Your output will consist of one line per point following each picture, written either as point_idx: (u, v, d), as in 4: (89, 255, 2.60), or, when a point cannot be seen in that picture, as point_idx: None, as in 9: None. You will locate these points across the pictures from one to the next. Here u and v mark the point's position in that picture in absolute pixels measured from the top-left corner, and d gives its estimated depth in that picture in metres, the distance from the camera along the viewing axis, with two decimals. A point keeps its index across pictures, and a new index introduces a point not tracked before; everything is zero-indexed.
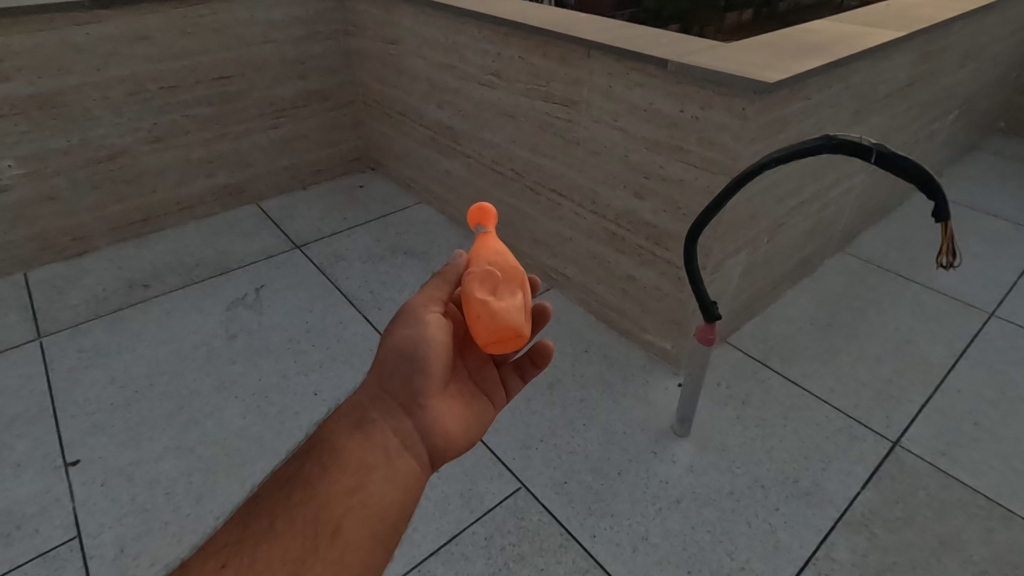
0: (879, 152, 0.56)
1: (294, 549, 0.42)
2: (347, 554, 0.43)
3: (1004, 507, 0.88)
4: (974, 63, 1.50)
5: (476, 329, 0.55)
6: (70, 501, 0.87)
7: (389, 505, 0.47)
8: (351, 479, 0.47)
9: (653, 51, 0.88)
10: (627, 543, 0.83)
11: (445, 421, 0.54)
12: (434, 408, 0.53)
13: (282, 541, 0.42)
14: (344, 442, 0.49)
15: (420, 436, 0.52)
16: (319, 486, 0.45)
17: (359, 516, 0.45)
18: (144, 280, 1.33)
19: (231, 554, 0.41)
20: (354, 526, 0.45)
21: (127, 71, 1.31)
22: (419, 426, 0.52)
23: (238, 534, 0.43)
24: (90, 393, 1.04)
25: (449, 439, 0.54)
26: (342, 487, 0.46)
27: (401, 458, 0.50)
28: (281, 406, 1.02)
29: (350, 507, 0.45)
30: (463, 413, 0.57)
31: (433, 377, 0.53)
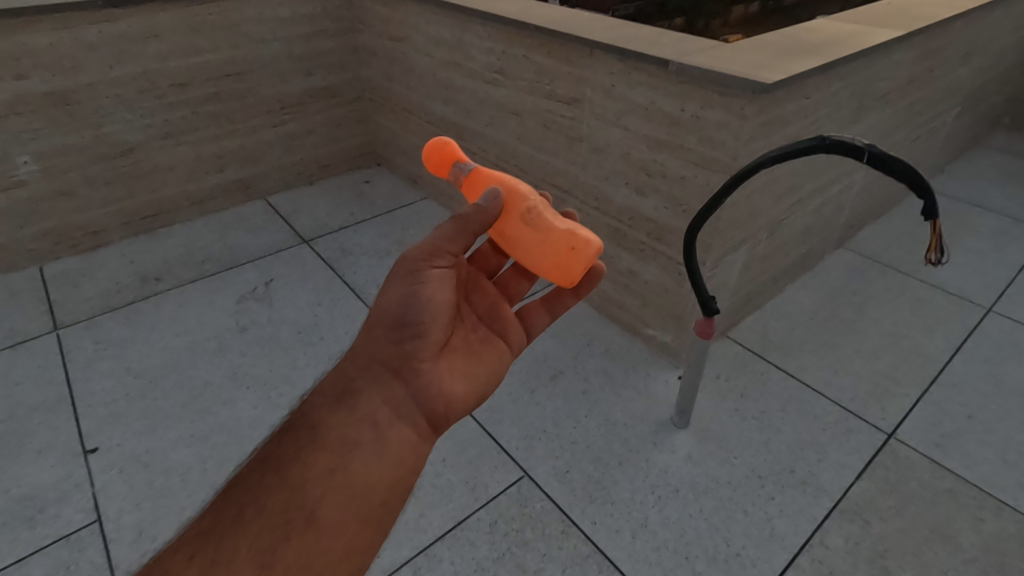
0: (871, 153, 0.58)
1: (265, 539, 0.46)
2: (323, 536, 0.48)
3: (995, 498, 0.91)
4: (976, 60, 1.51)
5: (576, 262, 0.60)
6: (90, 486, 0.90)
7: (372, 479, 0.52)
8: (331, 458, 0.51)
9: (654, 50, 0.89)
10: (626, 530, 0.85)
11: (442, 382, 0.59)
12: (428, 371, 0.58)
13: (253, 530, 0.47)
14: (330, 417, 0.54)
15: (413, 401, 0.57)
16: (298, 467, 0.50)
17: (337, 497, 0.50)
18: (156, 274, 1.36)
19: (223, 522, 0.47)
20: (329, 510, 0.49)
21: (138, 68, 1.34)
22: (411, 391, 0.57)
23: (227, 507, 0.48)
24: (106, 383, 1.08)
25: (446, 400, 0.59)
26: (329, 460, 0.51)
27: (389, 429, 0.55)
28: (292, 396, 1.06)
29: (326, 490, 0.50)
30: (466, 368, 0.61)
31: (426, 341, 0.58)
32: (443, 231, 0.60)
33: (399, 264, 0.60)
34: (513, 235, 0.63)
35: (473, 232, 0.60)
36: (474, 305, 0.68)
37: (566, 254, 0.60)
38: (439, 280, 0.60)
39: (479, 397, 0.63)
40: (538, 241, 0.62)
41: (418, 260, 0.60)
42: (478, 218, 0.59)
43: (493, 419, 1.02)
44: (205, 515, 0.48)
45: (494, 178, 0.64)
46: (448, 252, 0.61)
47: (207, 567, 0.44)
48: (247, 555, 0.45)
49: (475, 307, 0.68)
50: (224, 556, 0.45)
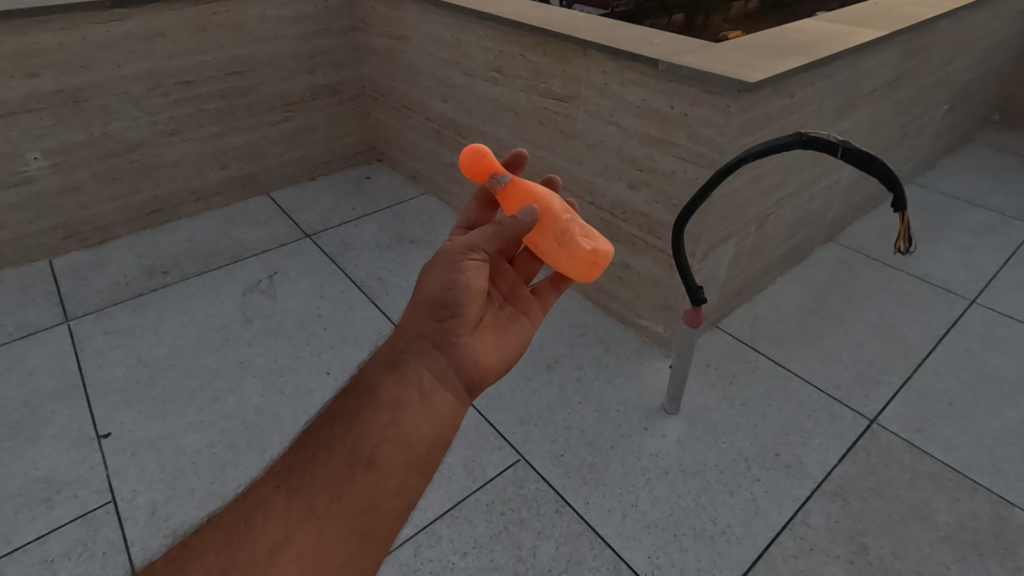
0: (844, 148, 0.62)
1: (335, 474, 0.50)
2: (382, 478, 0.51)
3: (972, 479, 0.95)
4: (962, 58, 1.54)
5: (595, 275, 0.64)
6: (104, 469, 0.94)
7: (421, 436, 0.54)
8: (385, 415, 0.54)
9: (645, 50, 0.93)
10: (618, 509, 0.89)
11: (479, 353, 0.60)
12: (465, 344, 0.59)
13: (324, 468, 0.50)
14: (381, 382, 0.56)
15: (454, 370, 0.58)
16: (357, 420, 0.53)
17: (392, 447, 0.52)
18: (164, 267, 1.40)
19: (284, 477, 0.50)
20: (386, 455, 0.52)
21: (145, 67, 1.37)
22: (452, 361, 0.58)
23: (287, 463, 0.51)
24: (117, 372, 1.11)
25: (483, 367, 0.60)
26: (378, 423, 0.53)
27: (434, 393, 0.56)
28: (296, 384, 1.10)
29: (383, 439, 0.52)
30: (497, 342, 0.63)
31: (465, 317, 0.59)
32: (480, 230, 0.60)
33: (439, 255, 0.60)
34: (539, 242, 0.66)
35: (508, 236, 0.61)
36: (499, 286, 0.68)
37: (589, 267, 0.64)
38: (477, 267, 0.60)
39: (510, 364, 0.65)
40: (563, 255, 0.64)
41: (456, 250, 0.60)
42: (513, 228, 0.60)
43: (491, 406, 1.05)
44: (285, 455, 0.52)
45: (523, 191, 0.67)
46: (484, 248, 0.61)
47: (290, 495, 0.49)
48: (320, 487, 0.49)
49: (500, 287, 0.68)
50: (302, 486, 0.49)
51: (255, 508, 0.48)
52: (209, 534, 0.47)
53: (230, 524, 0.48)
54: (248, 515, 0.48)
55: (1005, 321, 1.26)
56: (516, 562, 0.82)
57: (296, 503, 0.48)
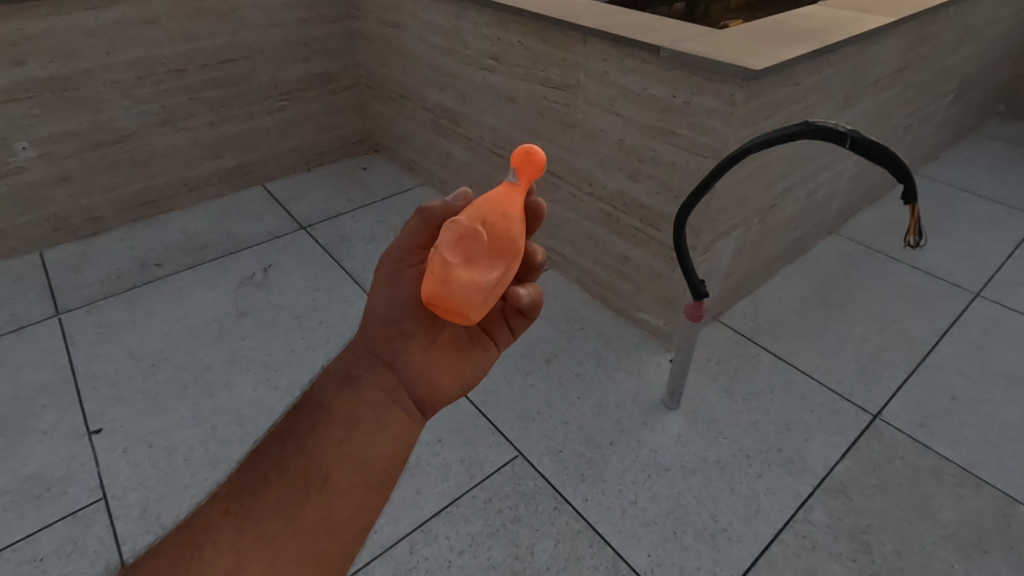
0: (853, 138, 0.60)
1: (285, 496, 0.50)
2: (337, 499, 0.51)
3: (975, 476, 0.93)
4: (969, 47, 1.52)
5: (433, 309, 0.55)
6: (95, 465, 0.93)
7: (376, 454, 0.55)
8: (339, 432, 0.54)
9: (647, 37, 0.90)
10: (617, 507, 0.88)
11: (435, 369, 0.60)
12: (420, 360, 0.59)
13: (278, 488, 0.51)
14: (335, 398, 0.57)
15: (408, 388, 0.59)
16: (309, 439, 0.54)
17: (347, 465, 0.53)
18: (156, 260, 1.38)
19: (232, 501, 0.51)
20: (340, 475, 0.52)
21: (135, 54, 1.34)
22: (405, 378, 0.59)
23: (239, 483, 0.52)
24: (109, 366, 1.10)
25: (440, 385, 0.60)
26: (331, 439, 0.54)
27: (389, 411, 0.57)
28: (291, 378, 1.08)
29: (337, 458, 0.53)
30: (457, 357, 0.62)
31: (416, 334, 0.59)
32: (412, 227, 0.58)
33: (381, 265, 0.60)
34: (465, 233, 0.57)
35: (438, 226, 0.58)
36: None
37: (435, 282, 0.53)
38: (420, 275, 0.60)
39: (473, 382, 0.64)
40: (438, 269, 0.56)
41: (394, 256, 0.59)
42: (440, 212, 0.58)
43: (488, 401, 1.04)
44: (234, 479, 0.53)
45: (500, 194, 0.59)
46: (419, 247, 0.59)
47: (239, 518, 0.49)
48: (273, 509, 0.50)
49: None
50: (252, 510, 0.50)
51: (206, 530, 0.49)
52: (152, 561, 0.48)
53: (179, 549, 0.48)
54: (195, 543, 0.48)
55: (1009, 315, 1.25)
56: (513, 561, 0.81)
57: (247, 528, 0.49)
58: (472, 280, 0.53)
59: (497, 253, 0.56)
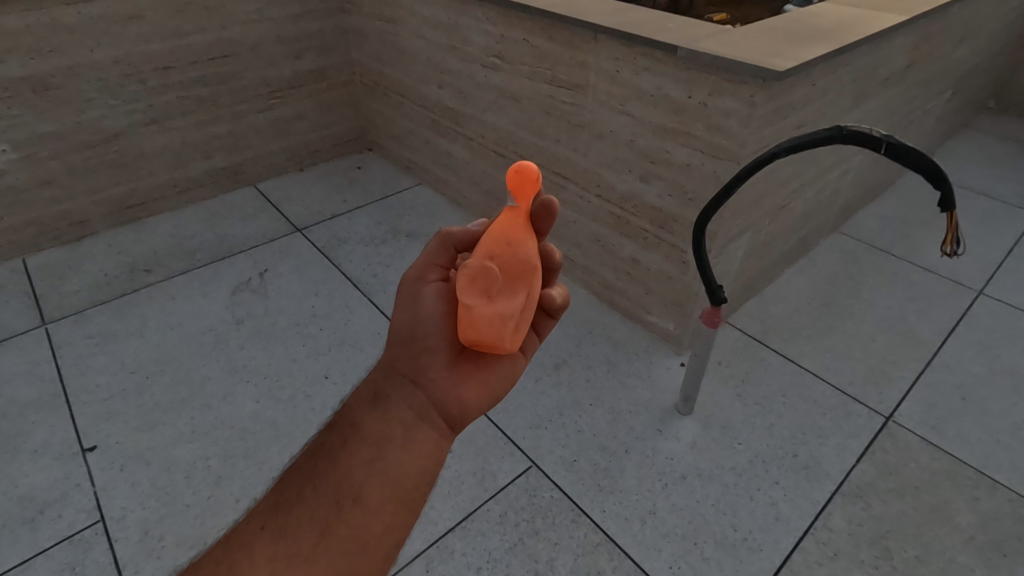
0: (888, 143, 0.58)
1: (319, 513, 0.50)
2: (370, 516, 0.51)
3: (990, 478, 0.93)
4: (968, 44, 1.52)
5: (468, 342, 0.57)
6: (90, 485, 0.89)
7: (406, 471, 0.54)
8: (370, 449, 0.54)
9: (661, 35, 0.88)
10: (635, 517, 0.86)
11: (460, 386, 0.58)
12: (444, 379, 0.58)
13: (312, 504, 0.50)
14: (364, 415, 0.56)
15: (435, 405, 0.57)
16: (340, 455, 0.53)
17: (379, 482, 0.52)
18: (146, 265, 1.33)
19: (268, 518, 0.50)
20: (372, 493, 0.52)
21: (120, 51, 1.28)
22: (432, 395, 0.57)
23: (273, 501, 0.51)
24: (101, 379, 1.05)
25: (466, 401, 0.58)
26: (362, 456, 0.53)
27: (418, 427, 0.56)
28: (293, 389, 1.04)
29: (369, 475, 0.52)
30: (484, 375, 0.60)
31: (439, 351, 0.58)
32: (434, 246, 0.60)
33: (401, 283, 0.60)
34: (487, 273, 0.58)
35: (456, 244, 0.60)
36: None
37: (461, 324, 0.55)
38: (443, 294, 0.59)
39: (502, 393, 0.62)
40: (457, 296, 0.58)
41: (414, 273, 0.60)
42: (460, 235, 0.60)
43: (498, 409, 1.02)
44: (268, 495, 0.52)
45: (507, 216, 0.59)
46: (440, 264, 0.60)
47: (274, 536, 0.49)
48: (307, 526, 0.49)
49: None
50: (287, 527, 0.49)
51: (242, 547, 0.48)
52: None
53: (216, 567, 0.48)
54: (232, 559, 0.48)
55: (1013, 313, 1.25)
56: None
57: (282, 548, 0.48)
58: (495, 315, 0.54)
59: (513, 278, 0.57)
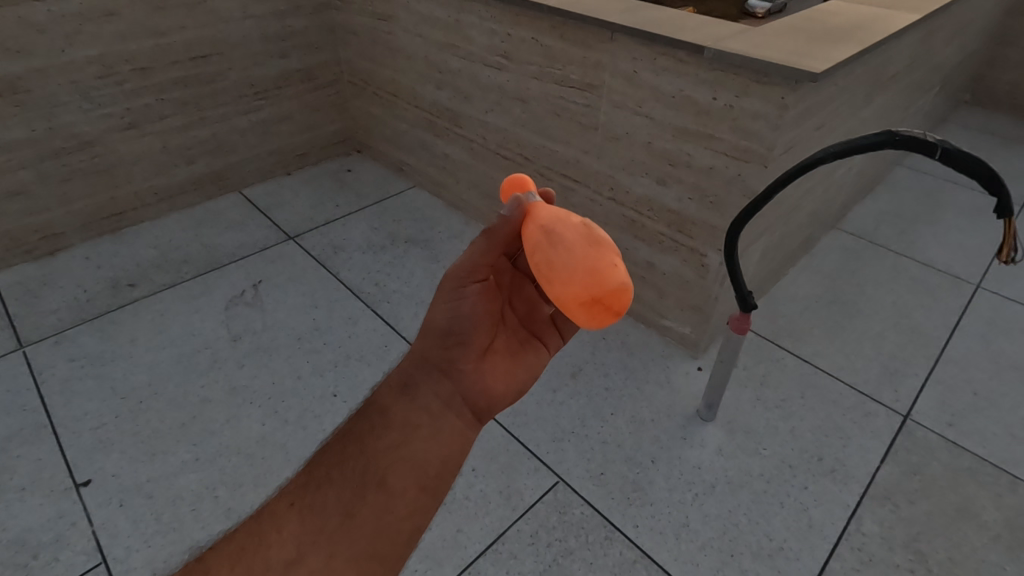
0: (944, 149, 0.56)
1: (345, 494, 0.51)
2: (394, 500, 0.52)
3: (1010, 473, 0.94)
4: (957, 40, 1.54)
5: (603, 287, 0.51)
6: (88, 524, 0.82)
7: (430, 459, 0.55)
8: (396, 435, 0.54)
9: (685, 35, 0.85)
10: (669, 531, 0.84)
11: (487, 380, 0.59)
12: (473, 372, 0.58)
13: (338, 485, 0.51)
14: (392, 402, 0.56)
15: (462, 397, 0.58)
16: (368, 440, 0.54)
17: (404, 468, 0.53)
18: (130, 279, 1.25)
19: (298, 494, 0.51)
20: (396, 479, 0.53)
21: (95, 51, 1.20)
22: (459, 387, 0.58)
23: (303, 478, 0.52)
24: (90, 406, 0.98)
25: (491, 395, 0.59)
26: (388, 443, 0.54)
27: (444, 417, 0.57)
28: (301, 410, 0.99)
29: (394, 461, 0.53)
30: (507, 369, 0.61)
31: (470, 345, 0.58)
32: (480, 246, 0.58)
33: (442, 278, 0.59)
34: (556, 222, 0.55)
35: (500, 240, 0.57)
36: (513, 310, 0.65)
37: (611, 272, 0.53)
38: (480, 291, 0.59)
39: (523, 389, 0.63)
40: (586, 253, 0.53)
41: (458, 273, 0.59)
42: (506, 229, 0.57)
43: (518, 423, 0.98)
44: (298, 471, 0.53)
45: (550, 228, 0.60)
46: (484, 266, 0.58)
47: (302, 513, 0.50)
48: (334, 506, 0.51)
49: (515, 312, 0.65)
50: (314, 505, 0.51)
51: (273, 521, 0.50)
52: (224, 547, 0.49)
53: (247, 537, 0.49)
54: (262, 531, 0.49)
55: (1012, 305, 1.27)
56: None
57: (310, 523, 0.50)
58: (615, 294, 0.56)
59: None
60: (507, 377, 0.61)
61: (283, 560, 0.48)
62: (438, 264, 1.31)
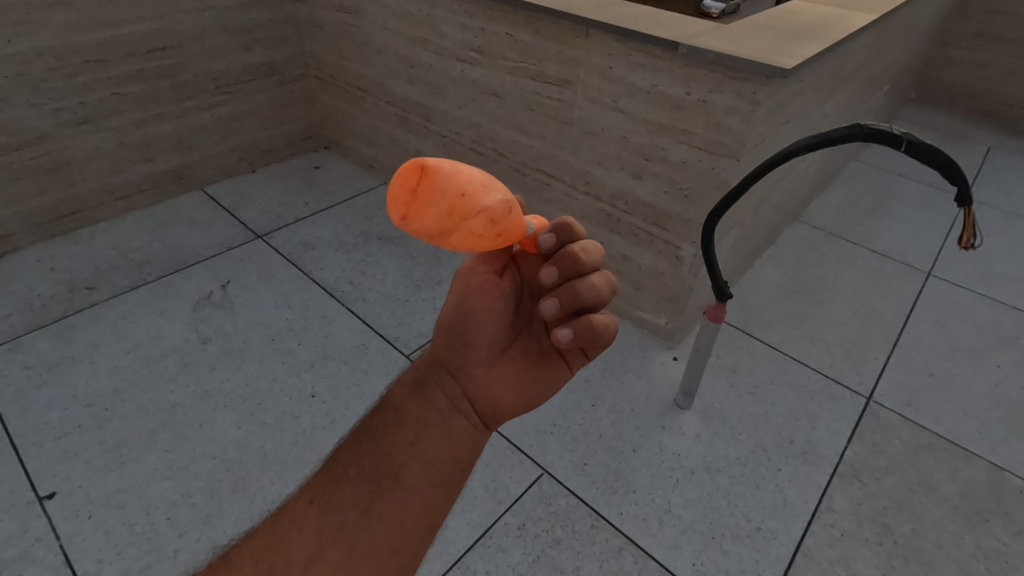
0: (909, 142, 0.59)
1: (362, 492, 0.51)
2: (409, 496, 0.52)
3: (965, 448, 1.00)
4: (904, 41, 1.62)
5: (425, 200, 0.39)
6: (54, 538, 0.79)
7: (441, 459, 0.53)
8: (408, 435, 0.54)
9: (659, 31, 0.87)
10: (653, 517, 0.86)
11: (498, 385, 0.55)
12: (483, 375, 0.55)
13: (356, 483, 0.51)
14: (405, 402, 0.55)
15: (470, 400, 0.55)
16: (383, 438, 0.53)
17: (416, 467, 0.53)
18: (88, 282, 1.19)
19: (317, 492, 0.52)
20: (411, 475, 0.52)
21: (44, 42, 1.13)
22: (468, 389, 0.55)
23: (323, 476, 0.53)
24: (51, 416, 0.93)
25: (502, 400, 0.55)
26: (400, 442, 0.53)
27: (453, 419, 0.55)
28: (278, 411, 0.96)
29: (406, 459, 0.53)
30: (524, 377, 0.56)
31: (479, 347, 0.55)
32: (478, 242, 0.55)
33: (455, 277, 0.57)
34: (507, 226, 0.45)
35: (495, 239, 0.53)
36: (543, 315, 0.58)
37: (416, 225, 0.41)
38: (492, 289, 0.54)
39: (541, 400, 0.58)
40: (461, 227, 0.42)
41: (462, 275, 0.56)
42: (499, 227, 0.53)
43: None
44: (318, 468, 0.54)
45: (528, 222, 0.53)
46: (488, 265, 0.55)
47: (323, 509, 0.50)
48: (352, 503, 0.51)
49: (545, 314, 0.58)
50: (334, 500, 0.51)
51: (294, 518, 0.50)
52: (249, 541, 0.50)
53: (268, 536, 0.49)
54: (282, 528, 0.49)
55: (961, 291, 1.35)
56: None
57: (331, 520, 0.50)
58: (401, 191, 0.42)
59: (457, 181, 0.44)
60: (519, 387, 0.56)
61: (307, 552, 0.48)
62: (413, 261, 1.30)
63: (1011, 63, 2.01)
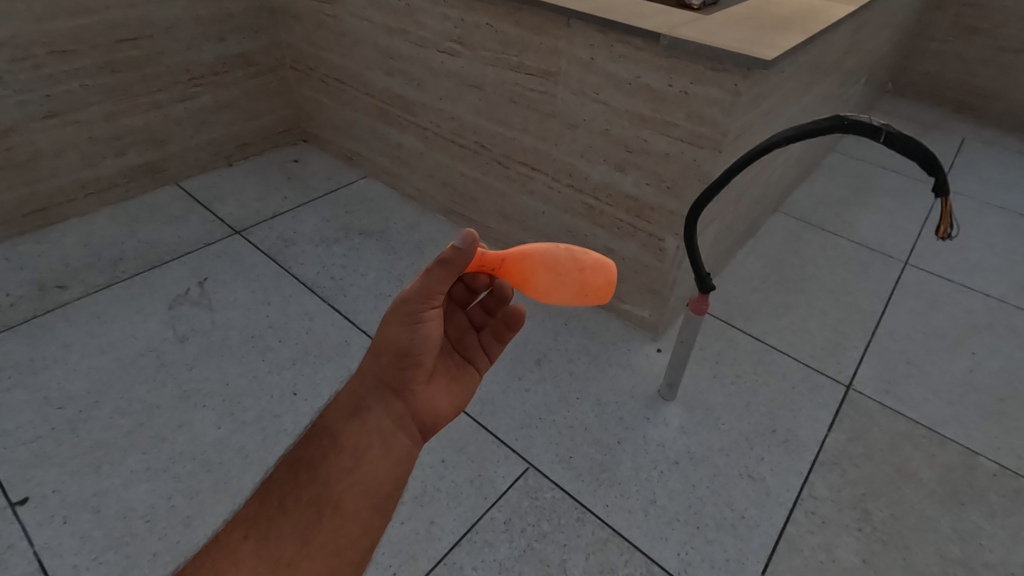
0: (888, 133, 0.60)
1: (300, 523, 0.51)
2: (347, 522, 0.53)
3: (941, 434, 1.02)
4: (882, 32, 1.64)
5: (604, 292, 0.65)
6: (28, 545, 0.76)
7: (382, 479, 0.56)
8: (348, 460, 0.55)
9: (641, 22, 0.86)
10: (638, 508, 0.87)
11: (433, 399, 0.63)
12: (423, 392, 0.63)
13: (292, 515, 0.51)
14: (344, 427, 0.57)
15: (411, 415, 0.62)
16: (321, 467, 0.54)
17: (357, 490, 0.54)
18: (59, 281, 1.15)
19: (249, 527, 0.50)
20: (352, 499, 0.54)
21: (6, 32, 1.09)
22: (410, 406, 0.61)
23: (255, 511, 0.51)
24: (22, 419, 0.90)
25: (437, 413, 0.64)
26: (340, 468, 0.54)
27: (394, 438, 0.59)
28: (259, 410, 0.95)
29: (348, 483, 0.54)
30: (450, 390, 0.66)
31: (423, 367, 0.61)
32: (433, 275, 0.56)
33: (396, 304, 0.59)
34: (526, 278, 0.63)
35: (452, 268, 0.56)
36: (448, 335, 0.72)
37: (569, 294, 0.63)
38: (435, 315, 0.61)
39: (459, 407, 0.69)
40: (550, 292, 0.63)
41: (413, 301, 0.58)
42: (461, 263, 0.55)
43: (484, 412, 0.98)
44: (248, 503, 0.52)
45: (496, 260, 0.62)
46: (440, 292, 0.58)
47: (257, 543, 0.49)
48: (288, 535, 0.50)
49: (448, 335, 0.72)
50: (268, 535, 0.50)
51: (226, 555, 0.48)
52: None
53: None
54: (214, 565, 0.47)
55: (937, 280, 1.37)
56: None
57: (266, 557, 0.48)
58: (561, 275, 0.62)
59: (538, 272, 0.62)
60: (450, 399, 0.66)
61: None
62: (395, 255, 1.29)
63: (986, 54, 2.04)
